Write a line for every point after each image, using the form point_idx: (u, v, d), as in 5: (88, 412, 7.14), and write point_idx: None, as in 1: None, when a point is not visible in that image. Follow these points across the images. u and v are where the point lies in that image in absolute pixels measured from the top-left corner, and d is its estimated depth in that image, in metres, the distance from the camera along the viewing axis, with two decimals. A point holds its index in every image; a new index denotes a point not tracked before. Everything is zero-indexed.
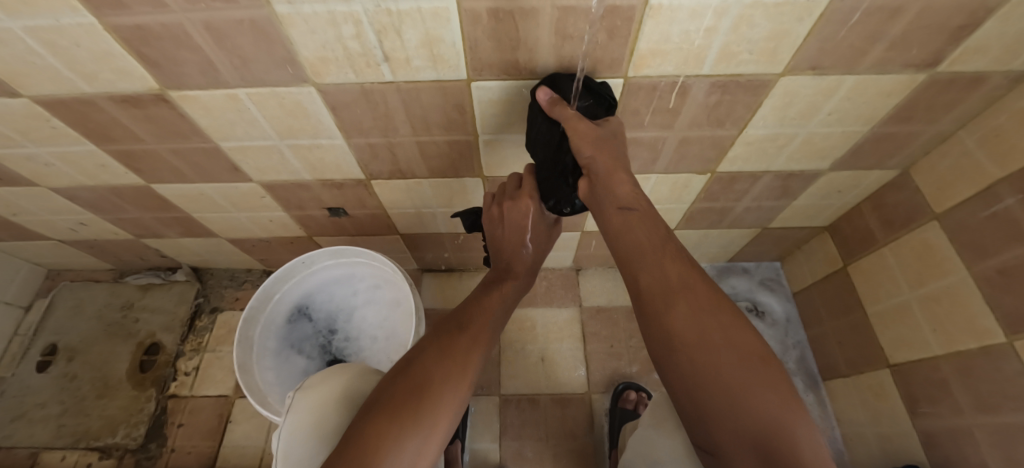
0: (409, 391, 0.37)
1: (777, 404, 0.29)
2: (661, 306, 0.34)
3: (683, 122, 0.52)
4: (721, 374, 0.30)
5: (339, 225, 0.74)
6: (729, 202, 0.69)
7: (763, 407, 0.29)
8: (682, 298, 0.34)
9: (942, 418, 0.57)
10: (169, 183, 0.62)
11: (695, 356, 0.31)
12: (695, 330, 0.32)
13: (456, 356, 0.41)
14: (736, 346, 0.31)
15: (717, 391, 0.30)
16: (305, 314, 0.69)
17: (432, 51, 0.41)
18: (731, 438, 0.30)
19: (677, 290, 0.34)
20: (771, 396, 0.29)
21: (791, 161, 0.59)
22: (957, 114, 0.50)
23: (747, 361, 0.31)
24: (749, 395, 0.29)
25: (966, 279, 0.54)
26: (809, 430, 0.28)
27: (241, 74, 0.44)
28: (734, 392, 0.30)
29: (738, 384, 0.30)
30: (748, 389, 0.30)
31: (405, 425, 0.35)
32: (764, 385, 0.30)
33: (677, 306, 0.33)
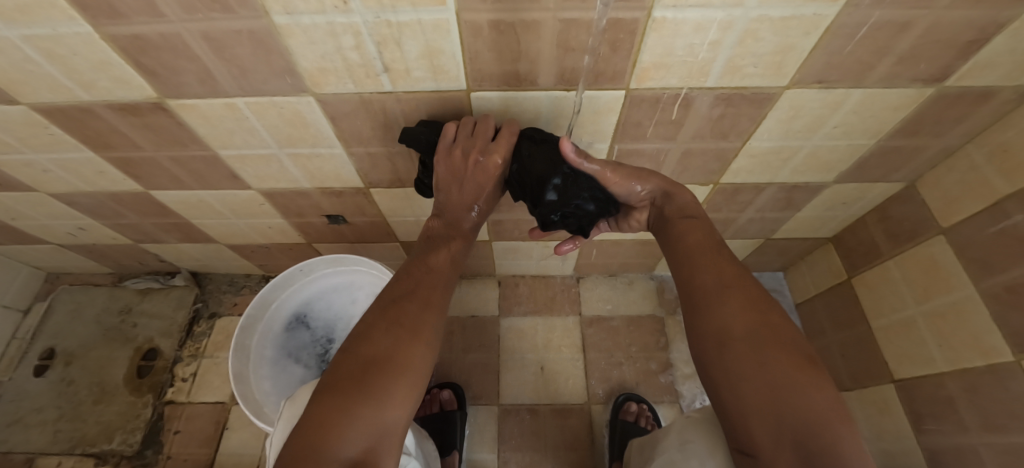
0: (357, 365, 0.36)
1: (823, 405, 0.31)
2: (714, 303, 0.38)
3: (687, 134, 0.51)
4: (767, 370, 0.33)
5: (338, 232, 0.74)
6: (733, 213, 0.69)
7: (807, 403, 0.31)
8: (731, 298, 0.38)
9: (947, 435, 0.56)
10: (168, 190, 0.62)
11: (746, 349, 0.35)
12: (745, 326, 0.36)
13: (409, 327, 0.40)
14: (781, 348, 0.34)
15: (765, 386, 0.33)
16: (303, 322, 0.69)
17: (432, 62, 0.40)
18: (772, 431, 0.32)
19: (728, 290, 0.39)
20: (817, 397, 0.32)
21: (796, 173, 0.58)
22: (964, 129, 0.49)
23: (792, 362, 0.34)
24: (794, 393, 0.32)
25: (973, 296, 0.53)
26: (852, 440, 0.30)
27: (240, 84, 0.43)
28: (783, 387, 0.32)
29: (784, 380, 0.33)
30: (797, 398, 0.32)
31: (355, 401, 0.34)
32: (810, 395, 0.32)
33: (726, 306, 0.37)
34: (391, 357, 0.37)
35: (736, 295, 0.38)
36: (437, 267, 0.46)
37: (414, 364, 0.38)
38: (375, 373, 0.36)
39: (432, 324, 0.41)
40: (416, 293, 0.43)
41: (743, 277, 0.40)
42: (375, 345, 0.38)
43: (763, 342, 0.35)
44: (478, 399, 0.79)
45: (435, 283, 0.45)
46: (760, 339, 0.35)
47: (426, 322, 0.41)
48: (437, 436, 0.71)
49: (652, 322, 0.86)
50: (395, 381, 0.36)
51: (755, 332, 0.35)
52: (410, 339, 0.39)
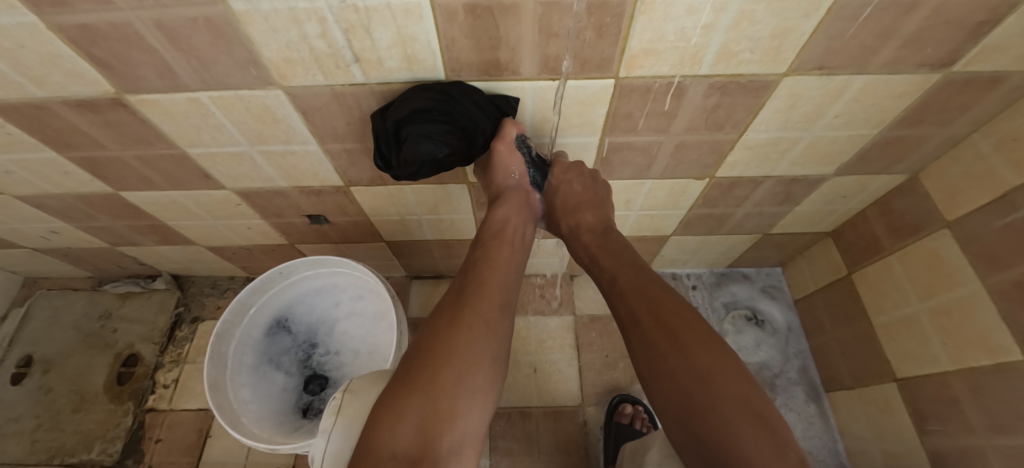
0: (422, 360, 0.36)
1: (742, 425, 0.30)
2: (638, 335, 0.39)
3: (680, 126, 0.48)
4: (678, 402, 0.34)
5: (320, 232, 0.71)
6: (729, 208, 0.66)
7: (712, 428, 0.31)
8: (650, 331, 0.38)
9: (952, 436, 0.54)
10: (139, 191, 0.59)
11: (659, 386, 0.36)
12: (648, 361, 0.37)
13: (459, 323, 0.38)
14: (697, 371, 0.34)
15: (684, 417, 0.33)
16: (284, 327, 0.67)
17: (405, 50, 0.37)
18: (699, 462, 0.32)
19: (650, 320, 0.38)
20: (730, 413, 0.31)
21: (795, 166, 0.55)
22: (973, 117, 0.47)
23: (698, 383, 0.33)
24: (710, 419, 0.32)
25: (979, 292, 0.50)
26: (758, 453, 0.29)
27: (201, 77, 0.41)
28: (700, 411, 0.32)
29: (696, 402, 0.33)
30: (706, 429, 0.32)
31: (414, 392, 0.33)
32: (717, 422, 0.31)
33: (646, 346, 0.37)
34: (448, 350, 0.36)
35: (639, 329, 0.39)
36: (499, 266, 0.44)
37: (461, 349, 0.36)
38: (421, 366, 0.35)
39: (483, 311, 0.39)
40: (483, 291, 0.41)
41: (641, 302, 0.40)
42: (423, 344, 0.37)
43: (664, 376, 0.35)
44: None
45: (488, 276, 0.43)
46: (660, 375, 0.36)
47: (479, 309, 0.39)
48: None
49: None
50: (446, 372, 0.34)
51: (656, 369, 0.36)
52: (450, 331, 0.37)
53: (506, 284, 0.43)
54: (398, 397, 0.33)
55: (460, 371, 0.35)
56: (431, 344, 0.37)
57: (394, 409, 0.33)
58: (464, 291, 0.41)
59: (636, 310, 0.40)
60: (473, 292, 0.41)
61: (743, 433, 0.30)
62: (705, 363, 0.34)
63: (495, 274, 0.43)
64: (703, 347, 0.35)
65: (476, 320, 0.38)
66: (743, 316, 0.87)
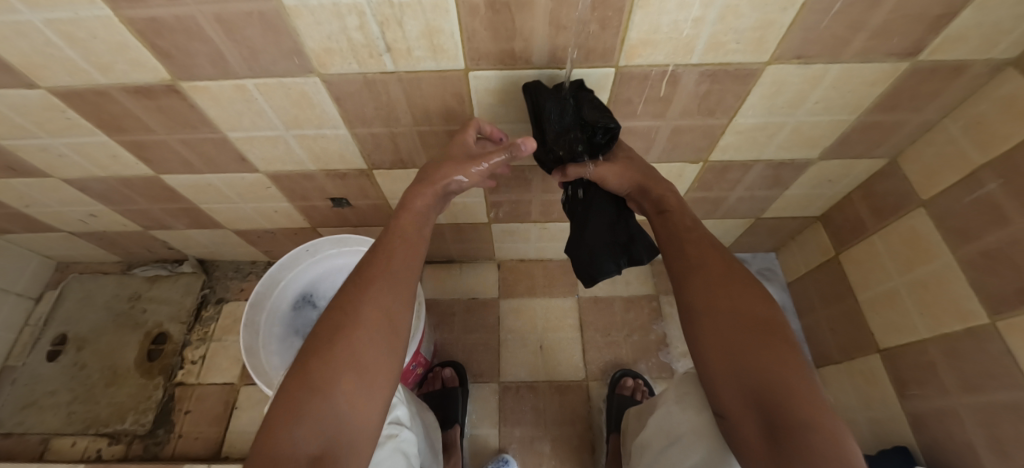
0: (314, 364, 0.35)
1: (786, 361, 0.35)
2: (696, 283, 0.42)
3: (676, 111, 0.53)
4: (732, 336, 0.38)
5: (341, 216, 0.76)
6: (723, 192, 0.71)
7: (767, 361, 0.35)
8: (714, 278, 0.41)
9: (930, 400, 0.58)
10: (178, 174, 0.64)
11: (715, 318, 0.39)
12: (707, 299, 0.40)
13: (356, 321, 0.38)
14: (751, 316, 0.38)
15: (733, 350, 0.37)
16: (310, 300, 0.71)
17: (432, 41, 0.42)
18: (737, 387, 0.36)
19: (710, 272, 0.42)
20: (775, 353, 0.36)
21: (782, 150, 0.60)
22: (940, 103, 0.52)
23: (754, 322, 0.38)
24: (765, 353, 0.35)
25: (951, 263, 0.55)
26: (806, 389, 0.33)
27: (250, 65, 0.46)
28: (749, 347, 0.36)
29: (749, 337, 0.37)
30: (760, 360, 0.35)
31: (301, 393, 0.34)
32: (772, 358, 0.35)
33: (711, 285, 0.41)
34: (341, 342, 0.36)
35: (703, 271, 0.42)
36: (398, 256, 0.44)
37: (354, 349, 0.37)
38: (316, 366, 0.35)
39: (377, 301, 0.40)
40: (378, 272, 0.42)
41: (713, 252, 0.44)
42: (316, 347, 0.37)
43: (723, 314, 0.39)
44: (478, 377, 0.81)
45: (379, 271, 0.42)
46: (721, 312, 0.39)
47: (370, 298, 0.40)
48: (438, 409, 0.74)
49: (648, 302, 0.88)
50: (345, 373, 0.35)
51: (718, 306, 0.39)
52: (348, 329, 0.37)
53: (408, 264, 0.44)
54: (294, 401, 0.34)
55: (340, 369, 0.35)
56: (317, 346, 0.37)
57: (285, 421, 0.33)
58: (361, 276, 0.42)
59: (704, 254, 0.43)
60: (362, 277, 0.41)
61: (795, 372, 0.34)
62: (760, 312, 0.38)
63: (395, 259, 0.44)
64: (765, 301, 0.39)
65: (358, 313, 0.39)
66: None
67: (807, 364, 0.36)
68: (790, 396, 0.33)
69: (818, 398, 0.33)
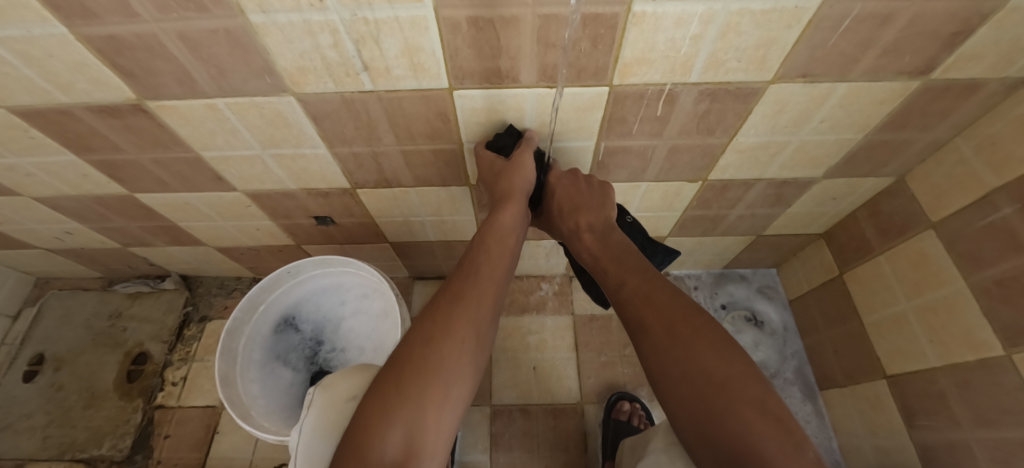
0: (411, 371, 0.34)
1: (765, 422, 0.29)
2: (650, 340, 0.37)
3: (673, 131, 0.50)
4: (696, 403, 0.33)
5: (326, 233, 0.73)
6: (723, 210, 0.68)
7: (735, 430, 0.30)
8: (663, 332, 0.37)
9: (940, 431, 0.56)
10: (153, 193, 0.62)
11: (673, 385, 0.34)
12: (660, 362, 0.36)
13: (450, 330, 0.37)
14: (714, 369, 0.33)
15: (702, 418, 0.32)
16: (291, 325, 0.69)
17: (412, 60, 0.40)
18: (719, 465, 0.30)
19: (660, 324, 0.37)
20: (749, 410, 0.30)
21: (785, 169, 0.58)
22: (953, 122, 0.49)
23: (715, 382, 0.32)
24: (729, 420, 0.30)
25: (963, 290, 0.52)
26: (789, 459, 0.27)
27: (219, 84, 0.43)
28: (716, 414, 0.31)
29: (715, 395, 0.32)
30: (726, 429, 0.30)
31: (399, 403, 0.33)
32: (739, 426, 0.29)
33: (661, 345, 0.36)
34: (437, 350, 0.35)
35: (650, 329, 0.38)
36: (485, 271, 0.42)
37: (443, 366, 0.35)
38: (412, 374, 0.34)
39: (471, 319, 0.38)
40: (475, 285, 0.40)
41: (658, 299, 0.39)
42: (415, 351, 0.36)
43: (679, 378, 0.34)
44: None
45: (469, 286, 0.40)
46: (675, 377, 0.34)
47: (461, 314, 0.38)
48: None
49: None
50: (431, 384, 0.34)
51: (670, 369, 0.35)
52: (443, 338, 0.36)
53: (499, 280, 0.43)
54: (386, 403, 0.33)
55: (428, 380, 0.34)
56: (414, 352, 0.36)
57: (374, 424, 0.32)
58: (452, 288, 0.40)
59: (644, 309, 0.39)
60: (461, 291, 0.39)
61: (773, 437, 0.28)
62: (719, 367, 0.33)
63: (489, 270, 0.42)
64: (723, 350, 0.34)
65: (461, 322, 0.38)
66: (741, 316, 0.89)
67: (787, 420, 0.29)
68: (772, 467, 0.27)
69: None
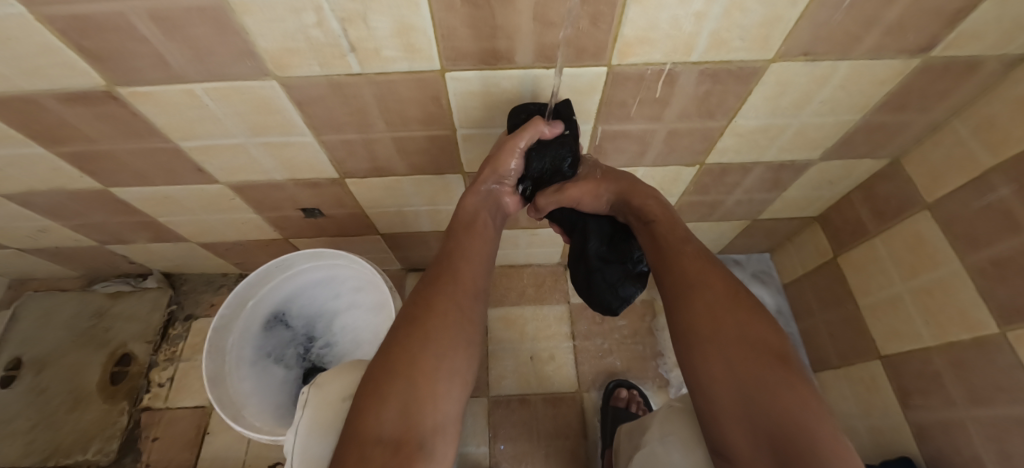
0: (412, 313, 0.42)
1: (799, 398, 0.33)
2: (692, 301, 0.40)
3: (672, 114, 0.49)
4: (741, 369, 0.35)
5: (316, 226, 0.71)
6: (720, 195, 0.68)
7: (778, 401, 0.33)
8: (714, 303, 0.39)
9: (933, 410, 0.57)
10: (132, 187, 0.59)
11: (715, 349, 0.37)
12: (709, 324, 0.39)
13: (436, 308, 0.42)
14: (756, 342, 0.36)
15: (742, 384, 0.35)
16: (283, 320, 0.68)
17: (404, 40, 0.38)
18: (755, 431, 0.33)
19: (713, 290, 0.40)
20: (778, 396, 0.33)
21: (783, 152, 0.57)
22: (953, 102, 0.48)
23: (764, 352, 0.36)
24: (770, 387, 0.34)
25: (958, 271, 0.53)
26: (830, 435, 0.31)
27: (197, 67, 0.40)
28: (758, 384, 0.34)
29: (751, 377, 0.35)
30: (766, 396, 0.34)
31: (395, 377, 0.37)
32: (780, 394, 0.33)
33: (713, 312, 0.39)
34: (427, 323, 0.40)
35: (706, 296, 0.40)
36: (467, 256, 0.48)
37: (437, 343, 0.39)
38: (398, 359, 0.38)
39: (448, 301, 0.43)
40: (457, 273, 0.46)
41: (714, 273, 0.42)
42: (423, 317, 0.41)
43: (726, 341, 0.37)
44: None
45: (453, 274, 0.45)
46: (723, 339, 0.37)
47: (445, 297, 0.43)
48: None
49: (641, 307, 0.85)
50: (423, 363, 0.38)
51: (721, 331, 0.38)
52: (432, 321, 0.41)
53: (478, 271, 0.47)
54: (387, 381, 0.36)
55: (421, 375, 0.37)
56: (405, 356, 0.38)
57: (391, 378, 0.37)
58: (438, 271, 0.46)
59: (705, 275, 0.42)
60: (455, 269, 0.46)
61: (818, 416, 0.32)
62: (774, 341, 0.37)
63: (466, 260, 0.47)
64: (776, 328, 0.38)
65: (442, 315, 0.42)
66: None
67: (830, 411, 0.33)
68: (808, 447, 0.30)
69: (838, 445, 0.30)
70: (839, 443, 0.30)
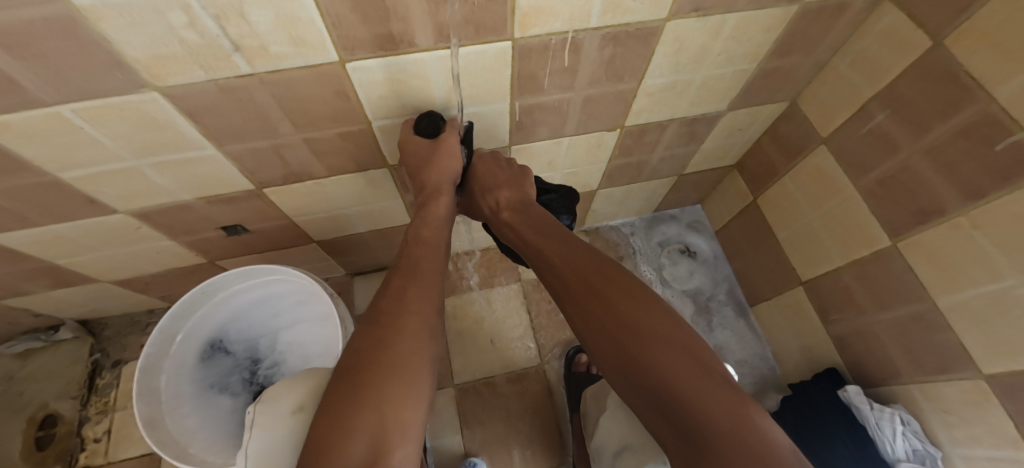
0: (380, 329, 0.35)
1: (676, 370, 0.30)
2: (570, 298, 0.38)
3: (584, 81, 0.50)
4: (620, 360, 0.33)
5: (243, 243, 0.66)
6: (643, 155, 0.71)
7: (659, 384, 0.31)
8: (581, 295, 0.37)
9: (848, 321, 0.64)
10: (11, 232, 0.52)
11: (599, 346, 0.35)
12: (584, 322, 0.36)
13: (403, 320, 0.36)
14: (624, 323, 0.34)
15: (629, 376, 0.33)
16: (221, 347, 0.64)
17: (292, 33, 0.35)
18: (657, 418, 0.31)
19: (580, 281, 0.37)
20: (658, 375, 0.31)
21: (693, 106, 0.60)
22: (830, 42, 0.53)
23: (629, 335, 0.33)
24: (650, 372, 0.31)
25: (853, 195, 0.59)
26: (713, 404, 0.28)
27: (56, 88, 0.35)
28: (640, 370, 0.32)
29: (631, 367, 0.32)
30: (650, 380, 0.31)
31: (361, 405, 0.30)
32: (659, 373, 0.31)
33: (585, 306, 0.36)
34: (397, 337, 0.34)
35: (576, 290, 0.37)
36: (427, 264, 0.43)
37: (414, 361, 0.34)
38: (368, 382, 0.31)
39: (420, 312, 0.37)
40: (419, 277, 0.41)
41: (578, 255, 0.39)
42: (394, 331, 0.35)
43: (604, 332, 0.35)
44: None
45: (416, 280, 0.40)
46: (602, 332, 0.35)
47: (416, 306, 0.38)
48: None
49: None
50: (394, 385, 0.32)
51: (597, 324, 0.35)
52: (400, 333, 0.35)
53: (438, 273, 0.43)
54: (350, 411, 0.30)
55: (390, 398, 0.31)
56: (373, 376, 0.32)
57: (358, 405, 0.30)
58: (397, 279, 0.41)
59: (568, 264, 0.39)
60: (414, 272, 0.41)
61: (696, 382, 0.29)
62: (639, 316, 0.34)
63: (427, 262, 0.43)
64: (638, 300, 0.35)
65: (411, 328, 0.36)
66: (677, 250, 0.96)
67: (709, 370, 0.30)
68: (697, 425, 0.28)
69: (721, 407, 0.28)
70: (724, 408, 0.28)
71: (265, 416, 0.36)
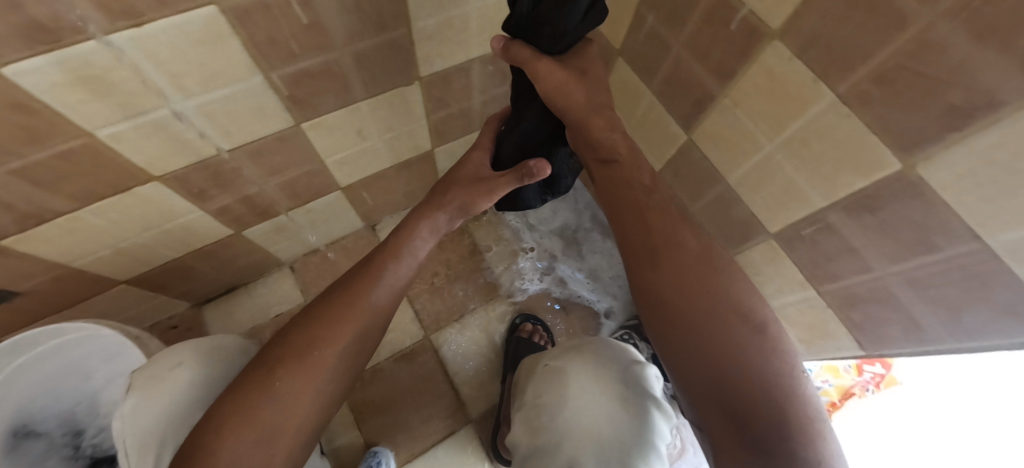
0: (288, 350, 0.42)
1: (737, 368, 0.36)
2: (664, 252, 0.41)
3: (341, 38, 0.42)
4: (700, 341, 0.37)
5: (29, 310, 0.57)
6: (462, 103, 0.64)
7: (728, 371, 0.36)
8: (666, 262, 0.40)
9: None
10: None
11: (674, 321, 0.39)
12: (663, 291, 0.40)
13: (314, 345, 0.43)
14: (711, 310, 0.38)
15: (700, 365, 0.37)
16: (27, 434, 0.63)
17: None
18: (713, 405, 0.37)
19: (664, 246, 0.41)
20: (736, 366, 0.36)
21: (489, 42, 0.54)
22: None
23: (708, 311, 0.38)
24: (722, 364, 0.36)
25: (653, 100, 0.61)
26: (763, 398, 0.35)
27: None
28: (714, 357, 0.37)
29: (704, 349, 0.37)
30: (726, 369, 0.36)
31: (254, 404, 0.39)
32: (744, 368, 0.36)
33: (658, 281, 0.40)
34: (302, 357, 0.42)
35: (682, 229, 0.41)
36: (367, 284, 0.46)
37: (310, 376, 0.42)
38: (265, 389, 0.40)
39: (335, 338, 0.44)
40: (353, 301, 0.45)
41: (671, 211, 0.43)
42: (294, 351, 0.42)
43: (690, 305, 0.39)
44: None
45: (345, 308, 0.45)
46: (686, 307, 0.39)
47: (336, 335, 0.44)
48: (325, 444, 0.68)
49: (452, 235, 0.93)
50: (288, 391, 0.40)
51: (682, 299, 0.39)
52: (310, 355, 0.42)
53: (384, 296, 0.47)
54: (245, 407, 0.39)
55: (282, 401, 0.40)
56: (269, 386, 0.40)
57: (246, 402, 0.39)
58: (331, 302, 0.45)
59: (667, 224, 0.42)
60: (350, 298, 0.45)
61: (772, 382, 0.35)
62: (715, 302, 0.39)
63: (362, 282, 0.46)
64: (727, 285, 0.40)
65: (318, 352, 0.43)
66: None
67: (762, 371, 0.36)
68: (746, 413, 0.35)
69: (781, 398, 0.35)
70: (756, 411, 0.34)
71: (145, 382, 0.46)
